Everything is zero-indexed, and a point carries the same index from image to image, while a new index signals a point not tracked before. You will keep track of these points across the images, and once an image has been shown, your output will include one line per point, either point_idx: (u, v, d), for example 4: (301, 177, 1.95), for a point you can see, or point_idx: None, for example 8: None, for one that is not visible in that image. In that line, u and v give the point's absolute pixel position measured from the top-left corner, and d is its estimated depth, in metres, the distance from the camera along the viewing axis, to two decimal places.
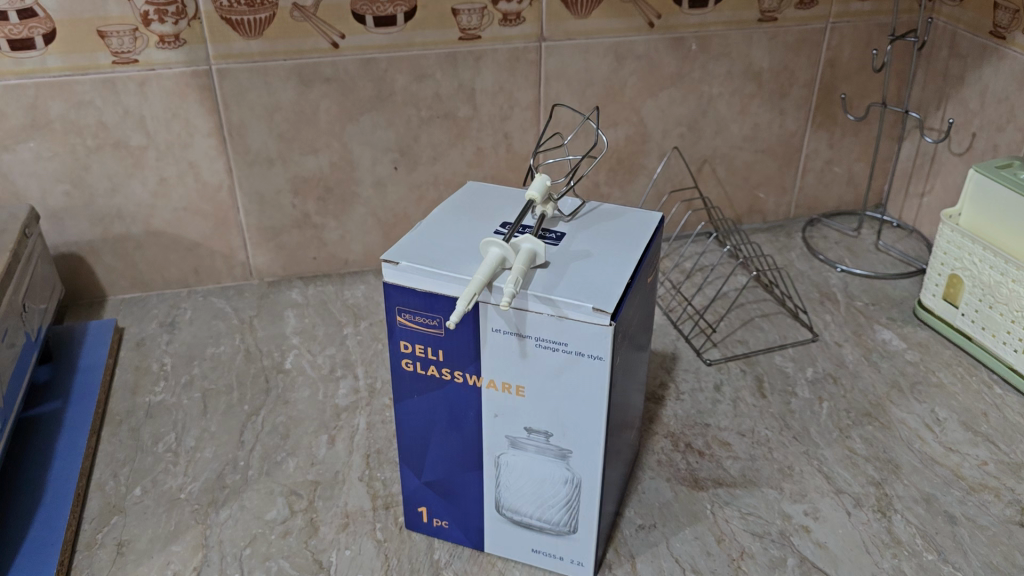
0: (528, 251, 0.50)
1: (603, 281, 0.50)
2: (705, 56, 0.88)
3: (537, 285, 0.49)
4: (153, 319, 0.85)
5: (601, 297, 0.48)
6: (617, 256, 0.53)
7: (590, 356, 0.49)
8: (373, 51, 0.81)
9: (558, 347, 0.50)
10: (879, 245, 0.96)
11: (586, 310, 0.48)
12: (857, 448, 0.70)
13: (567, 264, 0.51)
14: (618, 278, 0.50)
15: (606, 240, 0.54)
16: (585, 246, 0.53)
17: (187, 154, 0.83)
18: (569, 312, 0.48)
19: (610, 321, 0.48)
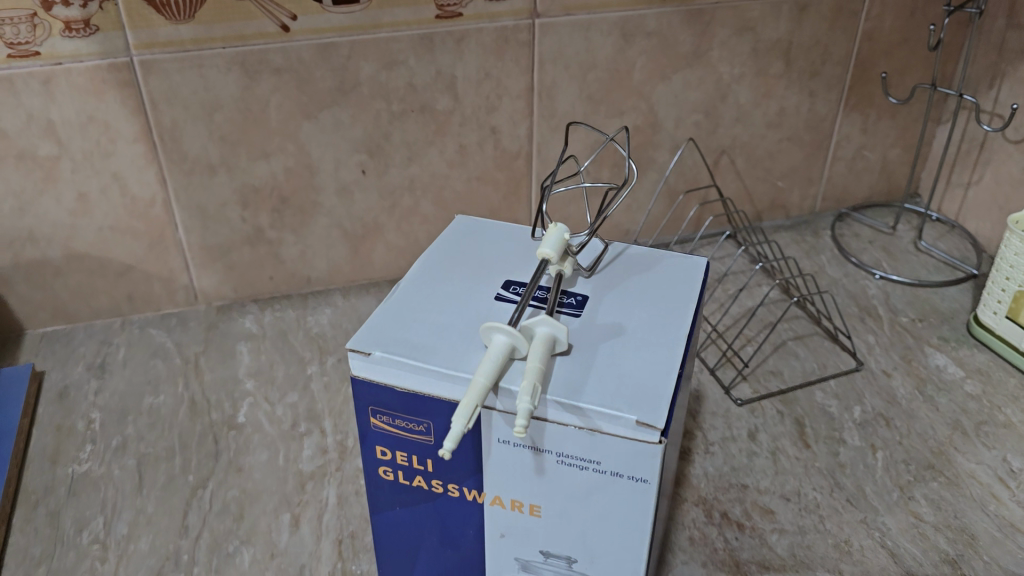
0: (545, 337, 0.37)
1: (645, 375, 0.37)
2: (725, 31, 0.74)
3: (559, 386, 0.36)
4: (79, 361, 0.72)
5: (648, 403, 0.36)
6: (660, 331, 0.40)
7: (630, 478, 0.37)
8: (332, 35, 0.66)
9: (587, 465, 0.37)
10: (919, 245, 0.85)
11: (629, 423, 0.35)
12: (923, 514, 0.59)
13: (596, 348, 0.39)
14: (667, 368, 0.38)
15: (642, 304, 0.42)
16: (616, 316, 0.41)
17: (109, 164, 0.68)
18: (604, 426, 0.36)
19: (662, 439, 0.35)
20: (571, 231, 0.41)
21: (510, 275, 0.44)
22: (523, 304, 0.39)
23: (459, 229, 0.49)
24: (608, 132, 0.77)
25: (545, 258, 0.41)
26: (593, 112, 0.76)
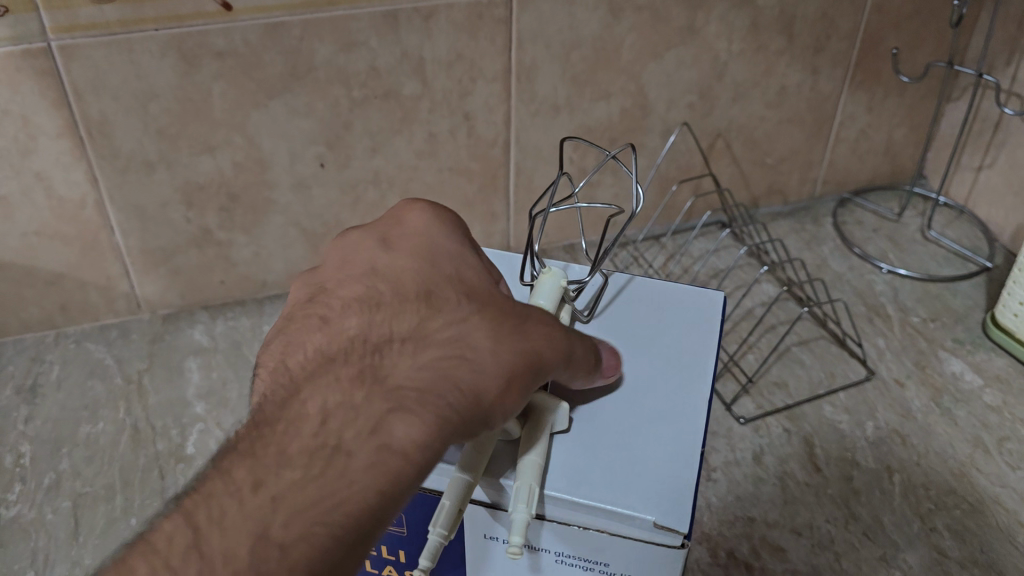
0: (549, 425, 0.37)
1: (655, 463, 0.36)
2: (724, 5, 0.67)
3: (561, 480, 0.35)
4: (7, 383, 0.65)
5: (666, 503, 0.34)
6: (672, 405, 0.39)
7: None
8: (281, 13, 0.58)
9: (592, 565, 0.36)
10: (927, 234, 0.80)
11: (647, 524, 0.34)
12: (947, 548, 0.53)
13: (599, 427, 0.38)
14: (683, 454, 0.36)
15: (650, 372, 0.40)
16: (620, 387, 0.40)
17: (30, 164, 0.60)
18: (616, 528, 0.34)
19: (684, 541, 0.34)
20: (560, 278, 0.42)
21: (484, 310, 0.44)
22: None
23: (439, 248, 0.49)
24: (594, 117, 0.70)
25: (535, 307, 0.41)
26: (577, 95, 0.68)
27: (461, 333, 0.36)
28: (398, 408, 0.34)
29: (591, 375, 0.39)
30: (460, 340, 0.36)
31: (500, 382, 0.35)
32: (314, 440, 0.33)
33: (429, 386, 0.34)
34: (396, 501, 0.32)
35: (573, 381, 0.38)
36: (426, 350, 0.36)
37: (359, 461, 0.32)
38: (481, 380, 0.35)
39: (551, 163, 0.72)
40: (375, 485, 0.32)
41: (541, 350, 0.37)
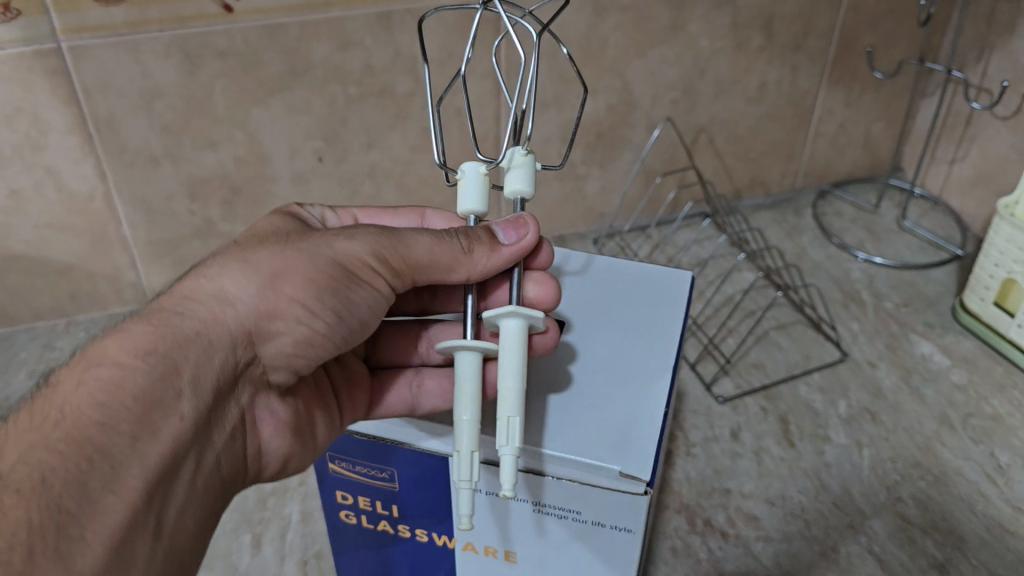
0: (512, 329, 0.37)
1: (626, 419, 0.39)
2: (704, 4, 0.70)
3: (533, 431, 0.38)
4: (21, 367, 0.68)
5: (632, 453, 0.37)
6: (641, 367, 0.42)
7: (612, 527, 0.39)
8: (280, 15, 0.61)
9: (569, 514, 0.39)
10: (903, 223, 0.83)
11: (613, 473, 0.37)
12: (910, 516, 0.57)
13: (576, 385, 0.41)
14: (650, 410, 0.39)
15: (624, 338, 0.43)
16: (594, 350, 0.43)
17: (42, 159, 0.63)
18: (588, 477, 0.38)
19: (647, 489, 0.36)
20: (481, 172, 0.41)
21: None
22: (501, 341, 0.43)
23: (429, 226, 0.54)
24: (580, 112, 0.73)
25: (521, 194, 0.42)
26: (564, 91, 0.71)
27: (235, 248, 0.41)
28: (164, 310, 0.38)
29: (460, 249, 0.40)
30: (243, 251, 0.40)
31: (275, 270, 0.39)
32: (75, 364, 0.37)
33: (206, 287, 0.39)
34: (160, 374, 0.36)
35: (440, 266, 0.40)
36: (209, 266, 0.40)
37: (116, 342, 0.36)
38: (253, 273, 0.39)
39: (539, 157, 0.75)
40: (128, 360, 0.35)
41: (344, 243, 0.40)
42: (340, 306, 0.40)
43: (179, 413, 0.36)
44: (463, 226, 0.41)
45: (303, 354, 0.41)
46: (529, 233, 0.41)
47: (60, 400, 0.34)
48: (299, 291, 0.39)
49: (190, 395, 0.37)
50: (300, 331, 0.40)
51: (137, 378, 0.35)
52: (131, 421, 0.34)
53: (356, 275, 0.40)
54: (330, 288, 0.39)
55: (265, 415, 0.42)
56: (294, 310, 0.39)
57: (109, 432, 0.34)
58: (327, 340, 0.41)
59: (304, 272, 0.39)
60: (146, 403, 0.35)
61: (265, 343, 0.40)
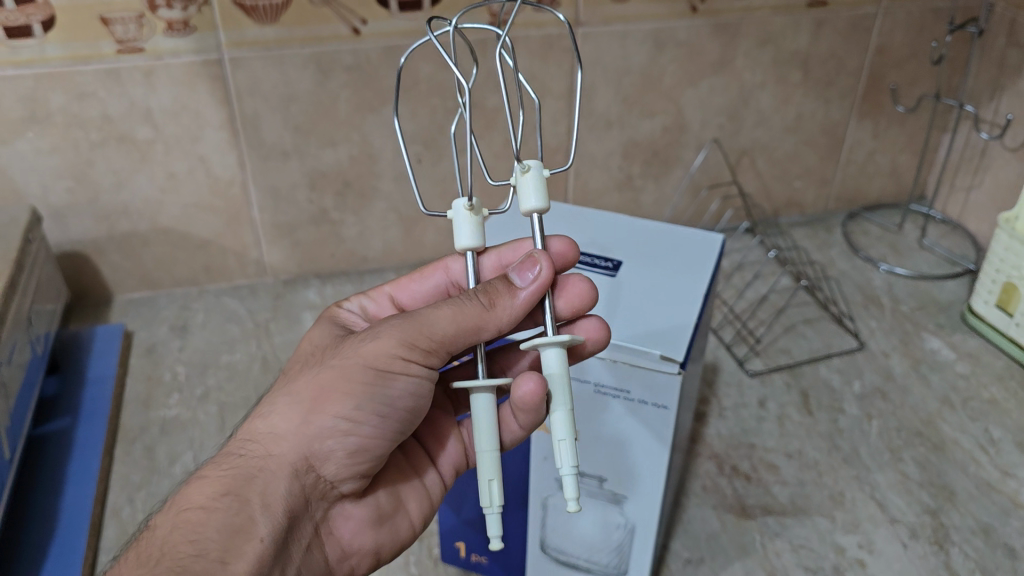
0: (554, 356, 0.41)
1: (667, 326, 0.49)
2: (749, 43, 0.82)
3: None
4: (163, 322, 0.83)
5: (669, 346, 0.47)
6: (680, 292, 0.52)
7: (654, 405, 0.48)
8: (397, 38, 0.75)
9: (619, 394, 0.48)
10: (924, 243, 0.93)
11: (656, 356, 0.47)
12: (910, 472, 0.66)
13: (627, 305, 0.51)
14: (687, 319, 0.49)
15: (663, 272, 0.54)
16: (640, 281, 0.53)
17: (197, 148, 0.77)
18: (637, 361, 0.47)
19: (680, 370, 0.46)
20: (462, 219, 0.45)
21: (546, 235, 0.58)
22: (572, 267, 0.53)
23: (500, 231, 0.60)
24: (640, 132, 0.85)
25: (545, 203, 0.44)
26: (626, 112, 0.83)
27: (280, 385, 0.46)
28: (230, 451, 0.45)
29: (482, 306, 0.43)
30: (290, 381, 0.46)
31: (314, 394, 0.44)
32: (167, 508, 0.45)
33: (264, 425, 0.45)
34: (231, 512, 0.43)
35: (469, 331, 0.43)
36: (263, 405, 0.46)
37: (198, 490, 0.44)
38: (297, 403, 0.44)
39: (603, 170, 0.87)
40: (207, 503, 0.43)
41: (371, 346, 0.44)
42: (380, 406, 0.44)
43: (257, 535, 0.43)
44: (481, 284, 0.44)
45: (360, 461, 0.45)
46: (540, 269, 0.44)
47: (159, 539, 0.42)
48: (340, 408, 0.44)
49: (261, 517, 0.43)
50: (348, 444, 0.44)
51: (215, 518, 0.42)
52: (216, 548, 0.42)
53: (388, 373, 0.44)
54: (367, 396, 0.43)
55: (344, 518, 0.48)
56: (338, 425, 0.44)
57: (199, 561, 0.41)
58: (378, 442, 0.45)
59: (340, 388, 0.44)
60: (223, 535, 0.42)
61: (324, 463, 0.45)
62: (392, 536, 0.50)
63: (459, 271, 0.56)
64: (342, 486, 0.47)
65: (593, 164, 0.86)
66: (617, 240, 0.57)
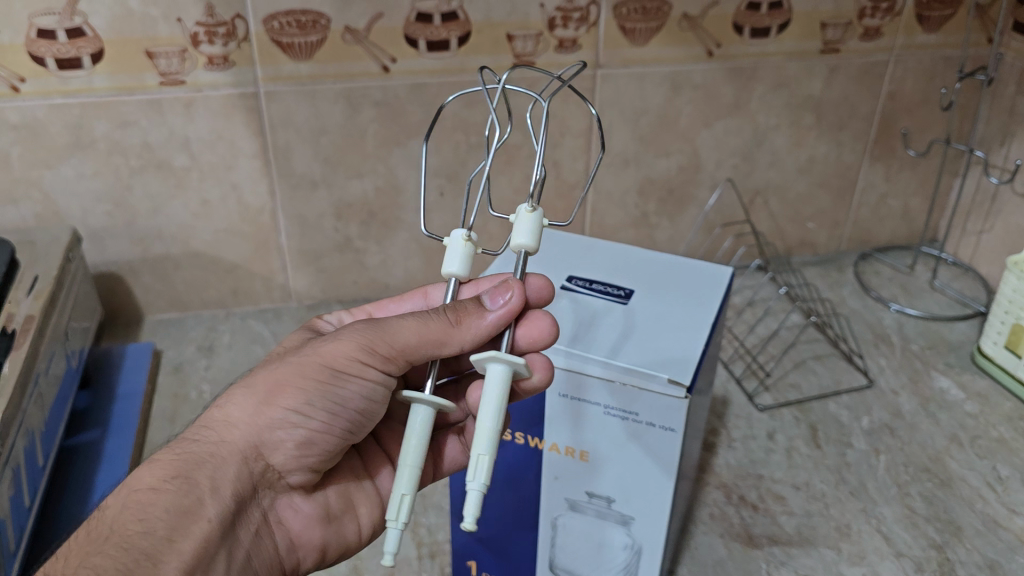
0: (496, 374, 0.43)
1: (676, 351, 0.51)
2: (763, 87, 0.85)
3: (606, 351, 0.51)
4: (190, 343, 0.86)
5: (677, 369, 0.49)
6: (689, 321, 0.54)
7: (661, 427, 0.50)
8: (425, 76, 0.78)
9: (628, 416, 0.50)
10: (935, 284, 0.95)
11: (663, 380, 0.48)
12: (916, 507, 0.67)
13: (638, 329, 0.53)
14: (695, 344, 0.51)
15: (673, 301, 0.56)
16: (651, 308, 0.55)
17: (231, 176, 0.81)
18: (645, 384, 0.49)
19: (687, 394, 0.48)
20: (455, 250, 0.46)
21: (562, 264, 0.60)
22: (587, 295, 0.56)
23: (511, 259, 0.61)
24: (656, 170, 0.88)
25: (535, 244, 0.45)
26: (643, 151, 0.86)
27: (239, 378, 0.48)
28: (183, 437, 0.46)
29: (448, 322, 0.45)
30: (250, 375, 0.48)
31: (270, 387, 0.46)
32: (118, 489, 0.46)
33: (220, 413, 0.46)
34: (181, 493, 0.44)
35: (430, 344, 0.45)
36: (221, 395, 0.48)
37: (148, 472, 0.45)
38: (253, 394, 0.46)
39: (619, 206, 0.89)
40: (156, 484, 0.44)
41: (330, 348, 0.46)
42: (331, 403, 0.46)
43: (204, 516, 0.44)
44: (449, 303, 0.46)
45: (308, 454, 0.48)
46: (510, 296, 0.45)
47: (109, 518, 0.43)
48: (293, 400, 0.46)
49: (210, 500, 0.44)
50: (298, 435, 0.46)
51: (162, 498, 0.43)
52: (164, 527, 0.42)
53: (343, 373, 0.46)
54: (319, 392, 0.46)
55: (293, 512, 0.50)
56: (289, 416, 0.46)
57: (146, 538, 0.42)
58: (326, 437, 0.47)
59: (295, 382, 0.46)
60: (171, 515, 0.43)
61: (274, 452, 0.47)
62: (337, 535, 0.52)
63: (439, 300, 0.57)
64: (291, 478, 0.49)
65: (610, 200, 0.89)
66: (630, 269, 0.59)
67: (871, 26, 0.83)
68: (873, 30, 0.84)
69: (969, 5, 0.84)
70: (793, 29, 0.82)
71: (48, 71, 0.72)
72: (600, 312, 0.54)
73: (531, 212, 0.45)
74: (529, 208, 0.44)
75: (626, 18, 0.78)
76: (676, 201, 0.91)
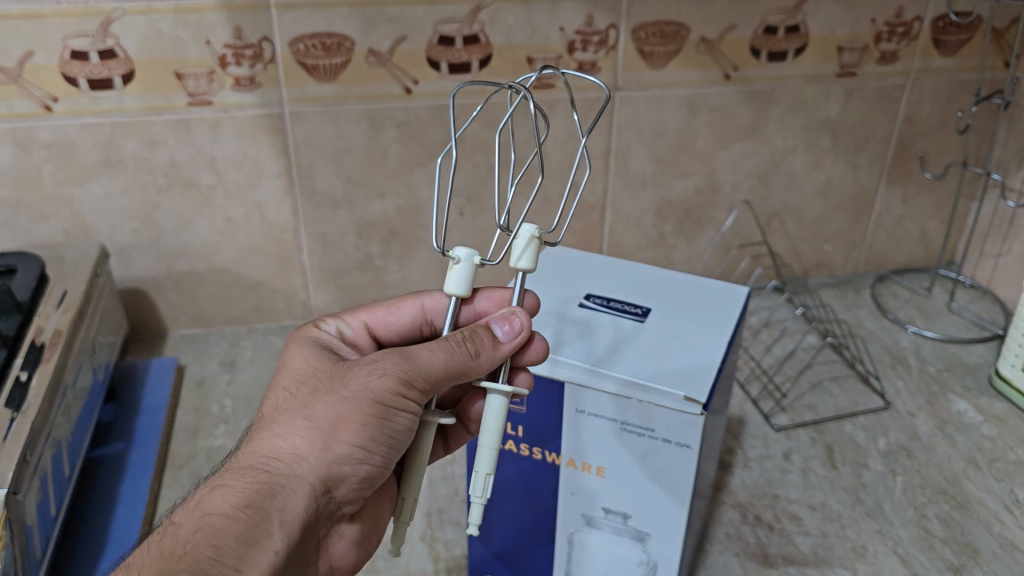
0: (495, 402, 0.45)
1: (693, 369, 0.51)
2: (780, 110, 0.86)
3: (624, 368, 0.51)
4: (213, 358, 0.87)
5: (693, 387, 0.49)
6: (706, 339, 0.54)
7: (677, 444, 0.50)
8: (446, 98, 0.80)
9: (645, 433, 0.51)
10: (952, 306, 0.95)
11: (679, 398, 0.49)
12: (933, 529, 0.67)
13: (655, 347, 0.53)
14: (711, 363, 0.52)
15: (690, 319, 0.57)
16: (668, 326, 0.56)
17: (255, 195, 0.82)
18: (661, 401, 0.49)
19: (702, 411, 0.48)
20: (456, 271, 0.47)
21: (580, 282, 0.61)
22: (604, 313, 0.57)
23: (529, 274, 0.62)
24: (674, 191, 0.89)
25: (532, 267, 0.46)
26: (661, 172, 0.87)
27: (294, 404, 0.48)
28: (250, 465, 0.45)
29: (469, 354, 0.47)
30: (305, 402, 0.47)
31: (335, 421, 0.46)
32: (180, 512, 0.45)
33: (284, 445, 0.46)
34: (253, 524, 0.43)
35: (458, 377, 0.47)
36: (279, 423, 0.47)
37: (218, 500, 0.44)
38: (318, 427, 0.46)
39: (637, 227, 0.90)
40: (229, 512, 0.43)
41: (383, 380, 0.46)
42: (389, 439, 0.47)
43: (273, 549, 0.44)
44: (465, 331, 0.48)
45: (364, 486, 0.48)
46: (518, 323, 0.48)
47: (181, 543, 0.42)
48: (356, 437, 0.46)
49: (279, 533, 0.44)
50: (361, 471, 0.47)
51: (236, 528, 0.43)
52: (236, 558, 0.42)
53: (396, 410, 0.46)
54: (379, 429, 0.46)
55: (338, 537, 0.51)
56: (354, 452, 0.46)
57: (219, 567, 0.42)
58: (383, 471, 0.48)
59: (359, 418, 0.46)
60: (244, 546, 0.43)
61: (337, 486, 0.47)
62: (371, 550, 0.54)
63: (434, 308, 0.58)
64: (345, 508, 0.49)
65: (628, 220, 0.90)
66: (648, 288, 0.60)
67: (888, 50, 0.84)
68: (889, 54, 0.84)
69: (985, 29, 0.85)
70: (810, 53, 0.83)
71: (80, 91, 0.74)
72: (618, 330, 0.55)
73: (533, 235, 0.46)
74: (528, 233, 0.46)
75: (645, 41, 0.79)
76: (693, 222, 0.91)
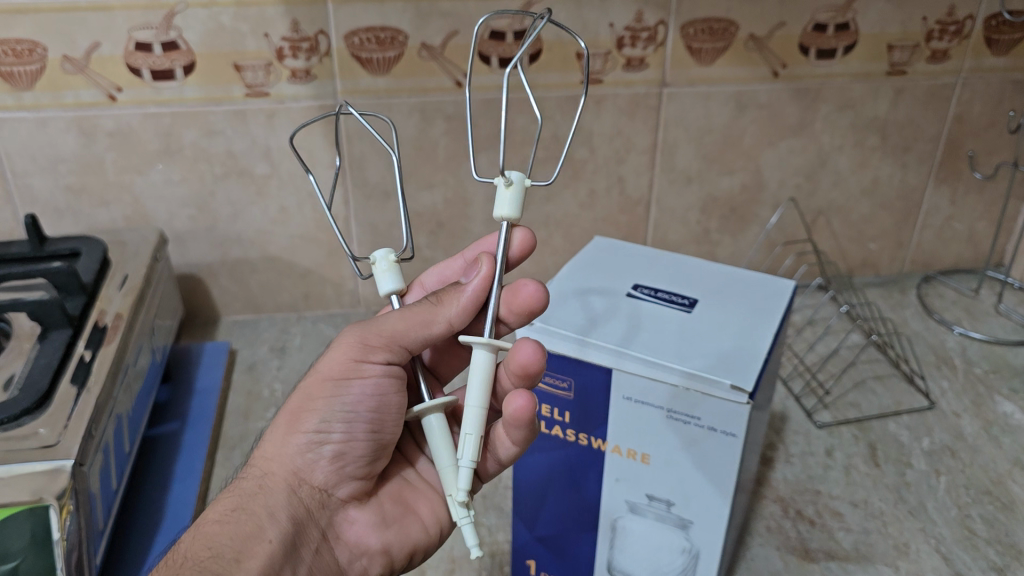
0: (478, 361, 0.46)
1: (739, 358, 0.52)
2: (828, 108, 0.86)
3: (674, 357, 0.52)
4: (264, 343, 0.90)
5: (739, 375, 0.50)
6: (753, 328, 0.55)
7: (722, 432, 0.51)
8: (495, 92, 0.81)
9: (691, 421, 0.51)
10: (999, 308, 0.94)
11: (726, 386, 0.50)
12: (977, 529, 0.67)
13: (702, 336, 0.54)
14: (758, 353, 0.52)
15: (736, 309, 0.58)
16: (715, 316, 0.57)
17: (307, 185, 0.84)
18: (706, 389, 0.50)
19: (749, 400, 0.49)
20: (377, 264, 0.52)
21: (625, 272, 0.62)
22: (653, 304, 0.58)
23: (578, 264, 0.63)
24: (719, 188, 0.89)
25: (517, 214, 0.49)
26: (707, 169, 0.88)
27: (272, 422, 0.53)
28: (236, 481, 0.50)
29: (431, 303, 0.50)
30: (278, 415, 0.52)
31: (293, 414, 0.50)
32: None
33: (259, 451, 0.51)
34: (240, 521, 0.47)
35: (421, 326, 0.50)
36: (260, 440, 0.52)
37: (213, 512, 0.49)
38: (281, 426, 0.51)
39: (681, 222, 0.91)
40: (220, 518, 0.48)
41: (331, 362, 0.50)
42: (343, 412, 0.49)
43: (266, 538, 0.47)
44: (432, 292, 0.51)
45: (346, 464, 0.51)
46: (484, 268, 0.50)
47: (180, 550, 0.47)
48: (313, 419, 0.49)
49: (268, 524, 0.48)
50: (326, 449, 0.50)
51: (226, 528, 0.47)
52: (230, 550, 0.46)
53: (347, 379, 0.50)
54: (329, 407, 0.49)
55: (350, 523, 0.52)
56: (314, 433, 0.50)
57: (215, 561, 0.45)
58: (354, 444, 0.50)
59: (310, 402, 0.50)
60: (235, 541, 0.46)
61: (314, 471, 0.50)
62: (401, 536, 0.53)
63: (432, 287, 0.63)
64: (340, 492, 0.51)
65: (672, 215, 0.90)
66: (695, 280, 0.61)
67: (938, 49, 0.84)
68: (940, 52, 0.84)
69: None
70: (859, 51, 0.83)
71: (143, 82, 0.77)
72: (666, 320, 0.56)
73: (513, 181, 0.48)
74: (509, 178, 0.48)
75: (693, 38, 0.80)
76: (738, 219, 0.92)
